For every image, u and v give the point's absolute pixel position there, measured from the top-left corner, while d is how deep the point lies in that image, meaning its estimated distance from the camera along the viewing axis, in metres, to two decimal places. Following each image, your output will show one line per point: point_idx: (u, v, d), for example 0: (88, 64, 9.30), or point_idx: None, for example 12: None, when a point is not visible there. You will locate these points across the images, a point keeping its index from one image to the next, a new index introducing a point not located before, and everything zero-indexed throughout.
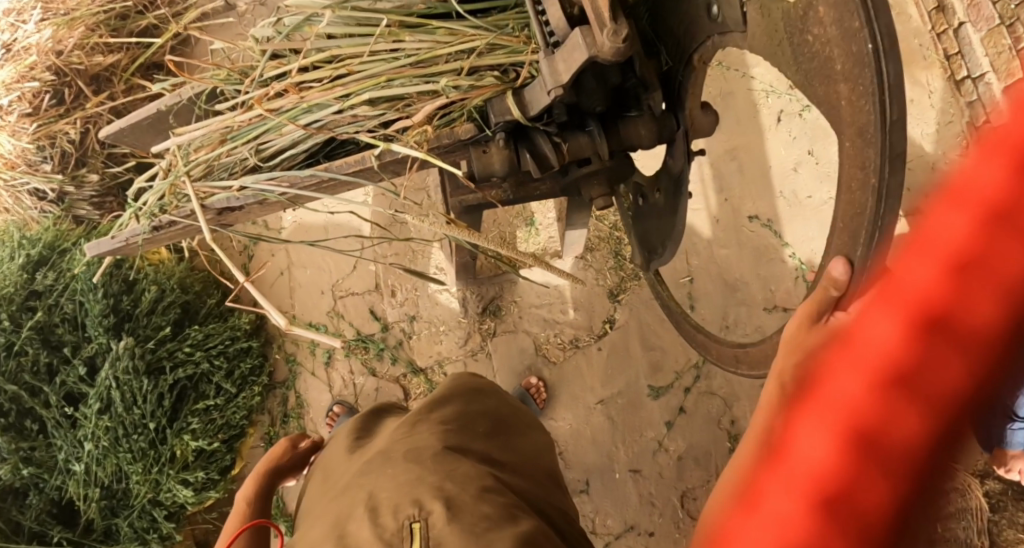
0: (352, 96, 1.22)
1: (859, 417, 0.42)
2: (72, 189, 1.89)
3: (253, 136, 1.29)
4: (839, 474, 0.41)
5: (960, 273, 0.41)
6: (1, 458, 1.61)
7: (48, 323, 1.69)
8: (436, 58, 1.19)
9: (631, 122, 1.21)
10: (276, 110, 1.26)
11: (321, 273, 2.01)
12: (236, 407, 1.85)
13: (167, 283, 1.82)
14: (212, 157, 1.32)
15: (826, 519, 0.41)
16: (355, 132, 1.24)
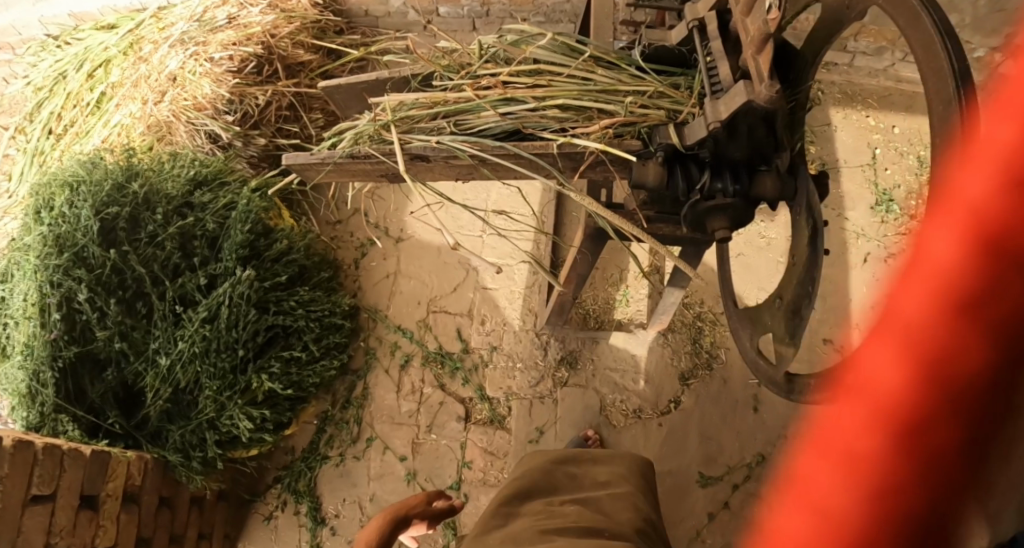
0: (547, 100, 1.45)
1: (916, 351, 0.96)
2: (240, 143, 2.10)
3: (456, 111, 1.49)
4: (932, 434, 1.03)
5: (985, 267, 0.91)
6: (104, 325, 1.72)
7: (190, 232, 1.85)
8: (618, 92, 1.47)
9: (762, 174, 1.45)
10: (482, 96, 1.48)
11: (422, 286, 2.12)
12: (315, 372, 1.93)
13: (297, 241, 1.99)
14: (415, 118, 1.50)
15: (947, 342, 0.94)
16: (541, 129, 1.46)
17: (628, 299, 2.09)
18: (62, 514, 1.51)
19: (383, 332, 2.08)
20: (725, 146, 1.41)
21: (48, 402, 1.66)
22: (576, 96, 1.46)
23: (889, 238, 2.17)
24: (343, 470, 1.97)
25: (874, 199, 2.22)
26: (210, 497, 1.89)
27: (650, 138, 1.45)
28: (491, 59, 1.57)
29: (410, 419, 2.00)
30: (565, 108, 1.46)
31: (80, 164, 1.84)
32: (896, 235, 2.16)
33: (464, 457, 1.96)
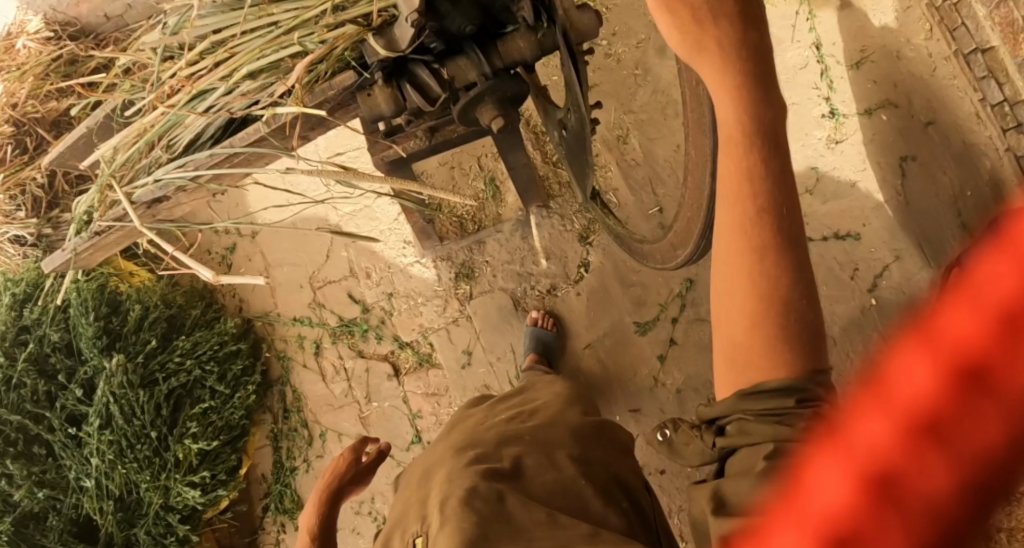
0: (234, 74, 1.26)
1: (870, 467, 0.49)
2: (50, 230, 1.96)
3: (163, 132, 1.33)
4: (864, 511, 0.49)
5: (932, 412, 0.46)
6: (17, 484, 1.72)
7: (42, 354, 1.78)
8: (306, 23, 1.25)
9: (509, 37, 1.21)
10: (174, 103, 1.30)
11: (297, 268, 2.03)
12: (235, 406, 1.90)
13: (150, 298, 1.88)
14: (132, 159, 1.36)
15: (883, 489, 0.49)
16: (247, 108, 1.28)
17: (498, 186, 1.95)
18: None
19: (285, 332, 2.01)
20: (450, 19, 1.14)
21: None
22: (263, 54, 1.26)
23: None
24: (314, 472, 1.98)
25: None
26: None
27: (363, 60, 1.22)
28: (171, 53, 1.38)
29: (350, 399, 1.98)
30: (258, 73, 1.27)
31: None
32: None
33: (412, 410, 1.94)
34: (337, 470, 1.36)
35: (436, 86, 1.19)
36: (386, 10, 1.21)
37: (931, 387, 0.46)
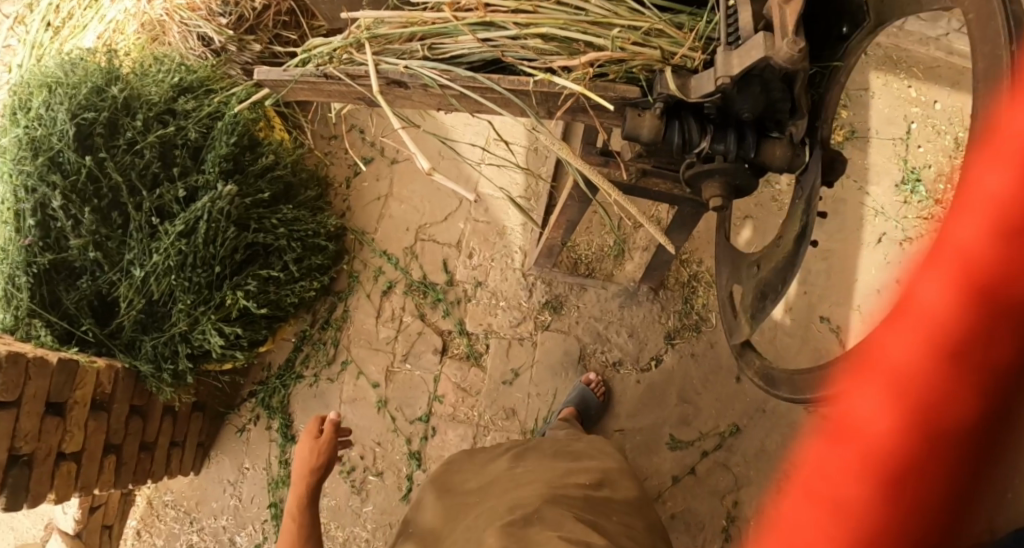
0: (530, 27, 1.29)
1: (989, 229, 0.92)
2: (234, 49, 2.01)
3: (432, 34, 1.34)
4: (983, 246, 0.93)
5: (997, 234, 0.91)
6: (78, 234, 1.68)
7: (172, 142, 1.78)
8: (614, 24, 1.28)
9: (772, 141, 1.26)
10: (460, 17, 1.33)
11: (413, 212, 2.06)
12: (292, 290, 1.90)
13: (283, 157, 1.90)
14: (388, 38, 1.37)
15: (1009, 244, 0.92)
16: (520, 60, 1.30)
17: (625, 250, 1.99)
18: (28, 418, 1.53)
19: (369, 258, 2.04)
20: (736, 101, 1.20)
21: (22, 305, 1.66)
22: (565, 24, 1.29)
23: (908, 218, 2.07)
24: (316, 391, 1.98)
25: (901, 175, 2.10)
26: (181, 408, 1.92)
27: (652, 85, 1.27)
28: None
29: (388, 348, 1.99)
30: (550, 38, 1.29)
31: (61, 67, 1.75)
32: (917, 217, 2.06)
33: (436, 391, 1.95)
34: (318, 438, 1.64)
35: (696, 139, 1.25)
36: (688, 56, 1.25)
37: (977, 237, 0.92)
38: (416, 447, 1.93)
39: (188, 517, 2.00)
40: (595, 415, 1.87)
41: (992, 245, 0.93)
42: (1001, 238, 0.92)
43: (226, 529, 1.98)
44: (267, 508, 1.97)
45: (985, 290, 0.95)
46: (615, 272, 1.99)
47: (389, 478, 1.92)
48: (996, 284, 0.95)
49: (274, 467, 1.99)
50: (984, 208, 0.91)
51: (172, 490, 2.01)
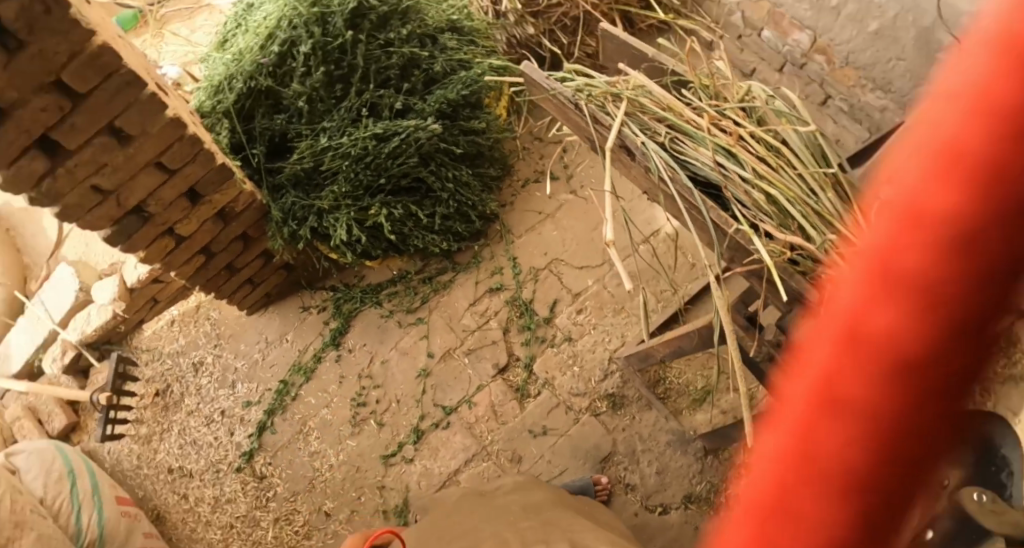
0: (763, 180, 1.36)
1: (841, 343, 0.29)
2: (512, 22, 2.19)
3: (680, 129, 1.46)
4: (845, 380, 0.30)
5: (828, 409, 0.30)
6: (303, 82, 1.83)
7: (418, 62, 1.94)
8: (835, 225, 1.33)
9: None
10: (710, 134, 1.44)
11: (558, 243, 2.13)
12: (424, 237, 1.99)
13: (490, 131, 2.03)
14: (644, 107, 1.49)
15: (832, 413, 0.30)
16: (739, 200, 1.35)
17: (705, 398, 1.95)
18: (170, 188, 1.69)
19: (499, 254, 2.13)
20: None
21: (224, 103, 1.81)
22: (791, 197, 1.35)
23: None
24: (382, 325, 2.08)
25: None
26: (280, 262, 2.08)
27: None
28: (749, 110, 1.54)
29: (460, 334, 2.06)
30: (772, 201, 1.35)
31: None
32: None
33: (472, 396, 2.01)
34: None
35: None
36: None
37: (878, 320, 0.29)
38: (424, 427, 2.00)
39: (216, 341, 2.17)
40: None
41: (906, 319, 0.28)
42: (866, 347, 0.29)
43: (233, 372, 2.13)
44: (277, 383, 2.09)
45: (836, 392, 0.30)
46: (681, 411, 1.96)
47: (385, 433, 2.01)
48: (901, 352, 0.28)
49: (304, 354, 2.10)
50: (877, 270, 0.28)
51: (221, 312, 2.19)
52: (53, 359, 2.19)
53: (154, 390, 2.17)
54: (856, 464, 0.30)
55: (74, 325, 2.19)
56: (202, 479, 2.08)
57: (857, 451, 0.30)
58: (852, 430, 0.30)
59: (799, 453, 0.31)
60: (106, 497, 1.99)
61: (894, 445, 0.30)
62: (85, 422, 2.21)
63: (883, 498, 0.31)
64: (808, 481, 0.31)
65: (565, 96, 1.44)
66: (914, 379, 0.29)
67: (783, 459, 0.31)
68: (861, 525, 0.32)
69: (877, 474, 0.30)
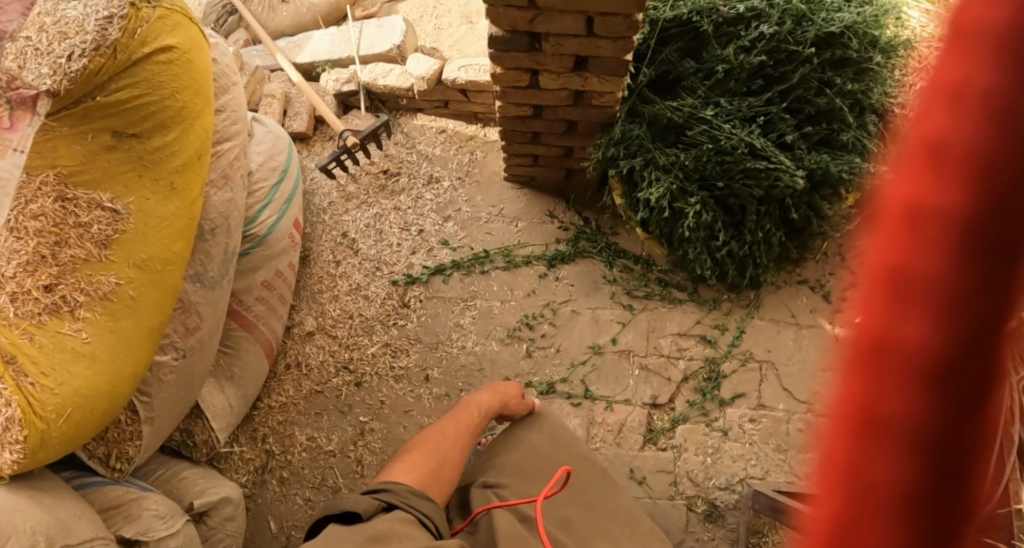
0: None
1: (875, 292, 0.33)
2: None
3: None
4: (898, 311, 0.32)
5: (893, 310, 0.32)
6: (736, 53, 1.80)
7: (833, 118, 1.83)
8: None
9: None
10: None
11: (785, 351, 2.03)
12: (700, 252, 1.92)
13: (827, 223, 1.92)
14: None
15: (884, 333, 0.32)
16: None
17: None
18: (574, 44, 1.66)
19: (733, 316, 2.06)
20: None
21: (661, 14, 1.83)
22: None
23: None
24: (597, 285, 2.06)
25: None
26: (568, 174, 2.08)
27: None
28: None
29: (649, 347, 2.01)
30: None
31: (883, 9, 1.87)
32: None
33: (614, 403, 1.97)
34: (510, 400, 1.64)
35: None
36: None
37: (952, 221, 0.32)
38: (556, 388, 1.96)
39: (463, 174, 2.19)
40: None
41: (925, 185, 0.32)
42: (900, 237, 0.32)
43: (455, 209, 2.14)
44: (480, 249, 2.09)
45: (888, 338, 0.32)
46: None
47: (525, 364, 1.98)
48: (930, 264, 0.32)
49: (519, 247, 2.09)
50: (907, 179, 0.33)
51: (486, 158, 2.20)
52: (335, 78, 2.25)
53: (383, 166, 2.21)
54: (937, 372, 0.32)
55: (371, 69, 2.23)
56: (360, 263, 2.10)
57: (906, 422, 0.32)
58: (899, 441, 0.32)
59: (863, 368, 0.32)
60: (289, 212, 2.02)
61: (944, 389, 0.32)
62: (315, 144, 2.29)
63: (983, 335, 0.32)
64: (863, 470, 0.32)
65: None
66: (962, 356, 0.32)
67: (834, 461, 0.33)
68: (922, 510, 0.32)
69: (949, 376, 0.32)
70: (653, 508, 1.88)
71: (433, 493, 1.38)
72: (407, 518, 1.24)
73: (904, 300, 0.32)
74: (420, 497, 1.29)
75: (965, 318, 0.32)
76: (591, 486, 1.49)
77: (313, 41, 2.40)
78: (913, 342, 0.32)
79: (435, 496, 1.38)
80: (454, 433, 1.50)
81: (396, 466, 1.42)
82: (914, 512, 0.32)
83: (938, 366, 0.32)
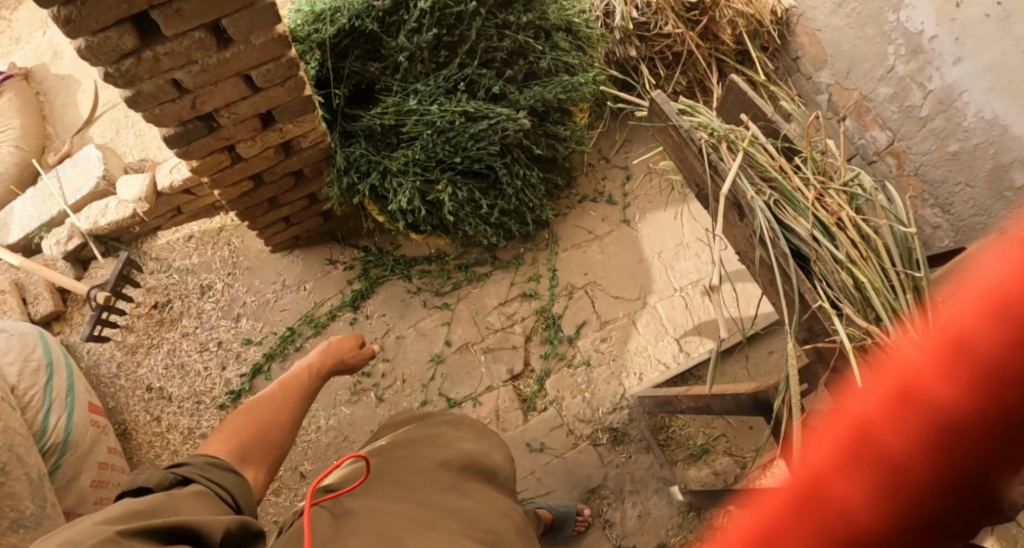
0: (853, 267, 1.36)
1: (856, 422, 0.80)
2: (619, 35, 2.16)
3: (780, 198, 1.43)
4: (884, 415, 0.78)
5: (856, 438, 0.79)
6: (409, 38, 1.76)
7: (525, 52, 1.87)
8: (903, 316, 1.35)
9: None
10: (814, 206, 1.42)
11: (599, 265, 2.11)
12: (477, 225, 1.94)
13: (571, 142, 1.98)
14: (757, 164, 1.47)
15: (848, 452, 0.79)
16: (825, 282, 1.36)
17: (699, 457, 1.93)
18: (248, 105, 1.62)
19: (540, 261, 2.10)
20: None
21: (321, 34, 1.73)
22: (878, 289, 1.34)
23: None
24: (408, 301, 2.04)
25: None
26: (323, 217, 2.04)
27: None
28: (851, 193, 1.49)
29: (483, 329, 2.03)
30: (856, 288, 1.35)
31: None
32: None
33: (480, 395, 1.98)
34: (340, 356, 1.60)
35: None
36: None
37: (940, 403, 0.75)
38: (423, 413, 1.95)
39: (230, 269, 2.10)
40: (556, 538, 1.83)
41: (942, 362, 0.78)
42: (866, 429, 0.79)
43: (241, 305, 2.06)
44: (285, 328, 2.03)
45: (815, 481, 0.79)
46: (670, 459, 1.93)
47: (382, 409, 1.95)
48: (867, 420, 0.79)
49: (322, 307, 2.04)
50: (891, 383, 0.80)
51: (244, 241, 2.12)
52: (56, 241, 2.07)
53: (151, 301, 2.07)
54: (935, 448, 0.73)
55: (87, 213, 2.07)
56: (180, 406, 1.99)
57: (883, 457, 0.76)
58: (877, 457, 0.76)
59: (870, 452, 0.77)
60: (77, 401, 1.88)
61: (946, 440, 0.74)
62: (73, 315, 2.12)
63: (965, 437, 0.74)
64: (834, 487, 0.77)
65: (686, 134, 1.41)
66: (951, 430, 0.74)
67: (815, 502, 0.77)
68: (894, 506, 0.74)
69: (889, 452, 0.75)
70: (561, 465, 1.93)
71: (247, 472, 1.25)
72: (204, 491, 1.09)
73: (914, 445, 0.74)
74: (225, 474, 1.15)
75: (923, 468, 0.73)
76: (438, 455, 1.28)
77: (17, 214, 2.15)
78: (907, 461, 0.74)
79: (259, 461, 1.28)
80: (274, 410, 1.39)
81: (220, 428, 1.32)
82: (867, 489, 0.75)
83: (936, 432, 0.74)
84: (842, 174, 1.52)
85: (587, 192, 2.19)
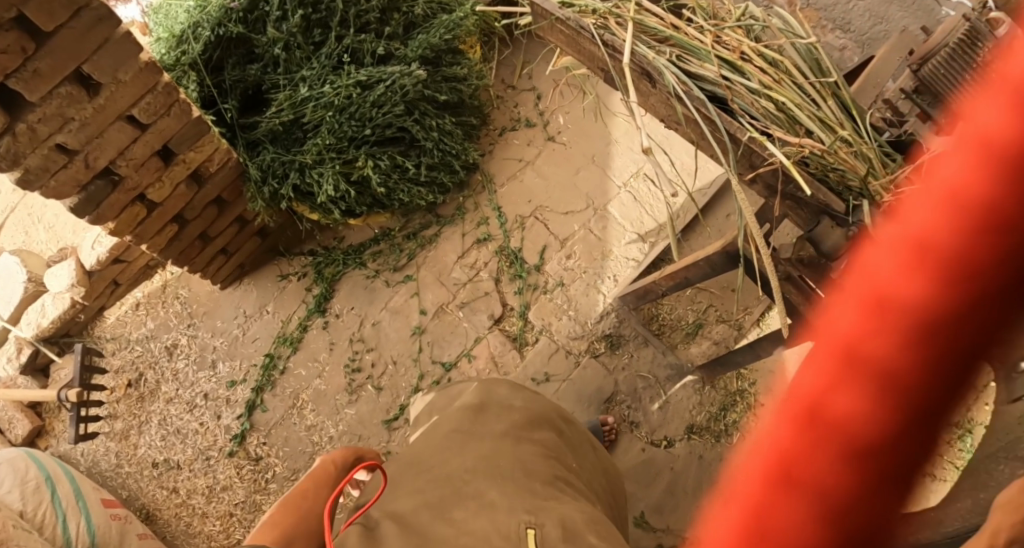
0: (769, 92, 1.41)
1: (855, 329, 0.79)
2: None
3: (682, 52, 1.47)
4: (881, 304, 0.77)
5: (856, 345, 0.78)
6: (278, 27, 1.71)
7: (397, 5, 1.85)
8: (834, 121, 1.39)
9: None
10: (715, 49, 1.46)
11: (540, 188, 2.11)
12: (409, 189, 1.93)
13: (472, 79, 1.97)
14: (649, 30, 1.50)
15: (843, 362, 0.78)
16: (748, 111, 1.39)
17: (697, 332, 1.96)
18: (141, 146, 1.56)
19: (482, 205, 2.10)
20: None
21: (190, 54, 1.66)
22: (797, 104, 1.40)
23: None
24: (370, 286, 2.04)
25: None
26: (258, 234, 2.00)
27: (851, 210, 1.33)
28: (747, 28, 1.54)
29: (451, 288, 2.03)
30: (778, 109, 1.40)
31: None
32: None
33: (472, 349, 1.98)
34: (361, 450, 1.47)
35: None
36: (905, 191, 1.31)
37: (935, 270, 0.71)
38: (424, 386, 1.94)
39: (188, 320, 2.05)
40: None
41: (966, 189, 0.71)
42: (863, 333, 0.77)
43: (212, 351, 2.02)
44: (262, 356, 1.99)
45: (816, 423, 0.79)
46: (670, 344, 1.96)
47: (384, 397, 1.94)
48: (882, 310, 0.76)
49: (291, 324, 2.02)
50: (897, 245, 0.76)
51: (191, 289, 2.07)
52: (7, 359, 1.99)
53: (125, 380, 2.01)
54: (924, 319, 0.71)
55: (27, 320, 1.98)
56: (192, 470, 1.94)
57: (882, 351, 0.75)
58: (895, 349, 0.72)
59: (841, 363, 0.79)
60: (91, 502, 1.76)
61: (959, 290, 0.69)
62: (53, 426, 2.04)
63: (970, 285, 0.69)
64: (833, 414, 0.76)
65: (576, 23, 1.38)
66: (964, 288, 0.69)
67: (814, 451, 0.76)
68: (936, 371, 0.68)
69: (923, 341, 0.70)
70: (573, 388, 1.94)
71: None
72: None
73: (900, 298, 0.75)
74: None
75: (946, 310, 0.69)
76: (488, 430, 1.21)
77: None
78: (908, 344, 0.72)
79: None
80: (317, 489, 1.37)
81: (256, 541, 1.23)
82: (860, 405, 0.74)
83: (932, 302, 0.71)
84: (734, 13, 1.56)
85: (502, 124, 2.18)
